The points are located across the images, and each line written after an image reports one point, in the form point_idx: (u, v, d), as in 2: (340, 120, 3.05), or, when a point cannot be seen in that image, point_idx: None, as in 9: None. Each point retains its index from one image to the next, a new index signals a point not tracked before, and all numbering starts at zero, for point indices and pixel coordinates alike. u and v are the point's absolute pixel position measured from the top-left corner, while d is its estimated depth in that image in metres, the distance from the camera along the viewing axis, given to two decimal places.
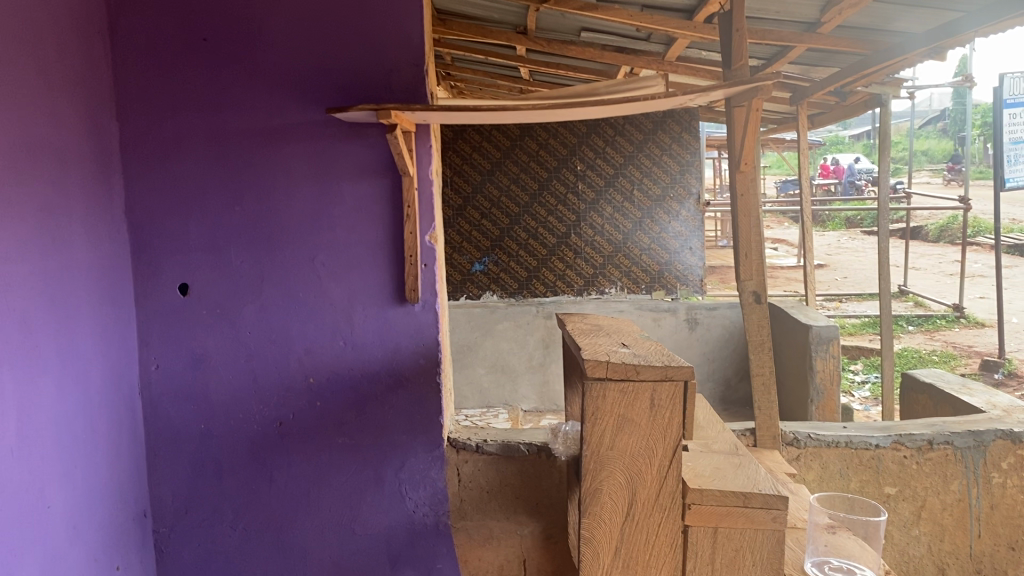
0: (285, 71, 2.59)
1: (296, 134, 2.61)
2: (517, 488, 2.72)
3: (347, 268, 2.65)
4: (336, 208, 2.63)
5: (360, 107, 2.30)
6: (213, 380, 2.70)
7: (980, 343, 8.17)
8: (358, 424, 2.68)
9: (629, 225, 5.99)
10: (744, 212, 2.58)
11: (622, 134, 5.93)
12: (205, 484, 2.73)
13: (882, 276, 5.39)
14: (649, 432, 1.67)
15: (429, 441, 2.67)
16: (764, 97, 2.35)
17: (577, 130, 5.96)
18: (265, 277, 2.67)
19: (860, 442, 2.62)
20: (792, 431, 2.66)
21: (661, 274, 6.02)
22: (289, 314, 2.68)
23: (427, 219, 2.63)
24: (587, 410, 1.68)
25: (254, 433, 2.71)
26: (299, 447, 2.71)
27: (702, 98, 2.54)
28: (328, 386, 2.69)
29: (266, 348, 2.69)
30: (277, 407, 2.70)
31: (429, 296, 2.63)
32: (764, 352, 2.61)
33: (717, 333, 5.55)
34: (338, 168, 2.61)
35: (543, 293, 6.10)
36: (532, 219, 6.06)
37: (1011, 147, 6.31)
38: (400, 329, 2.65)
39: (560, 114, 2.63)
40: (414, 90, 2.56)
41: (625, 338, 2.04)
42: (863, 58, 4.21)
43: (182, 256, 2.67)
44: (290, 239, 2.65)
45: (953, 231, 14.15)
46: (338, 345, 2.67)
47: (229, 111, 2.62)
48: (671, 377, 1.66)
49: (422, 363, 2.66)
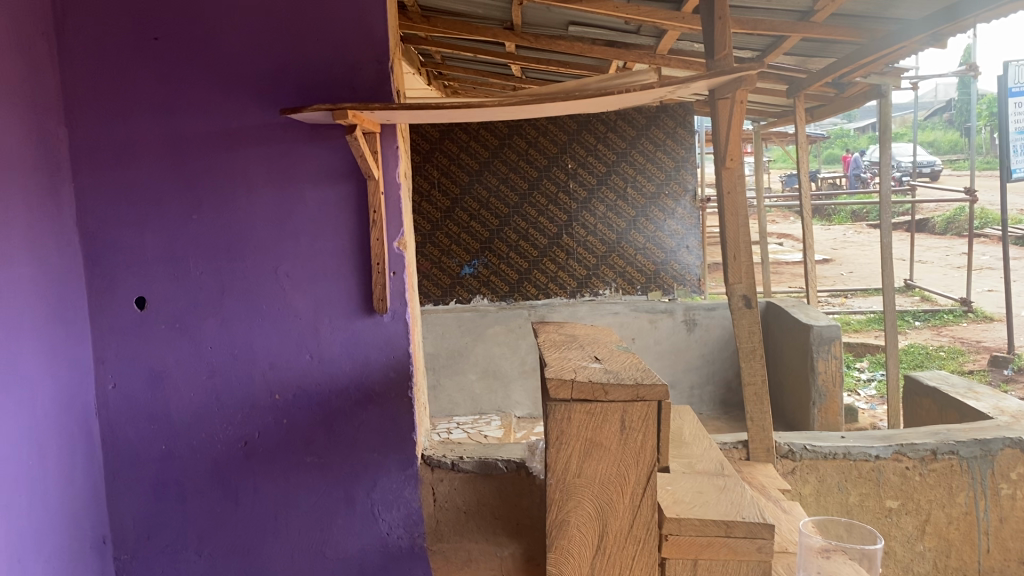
0: (242, 72, 2.44)
1: (255, 137, 2.47)
2: (496, 508, 2.55)
3: (312, 279, 2.50)
4: (299, 214, 2.48)
5: (315, 107, 2.14)
6: (174, 398, 2.57)
7: (989, 337, 7.97)
8: (327, 442, 2.54)
9: (623, 224, 5.81)
10: (731, 211, 2.43)
11: (614, 131, 5.73)
12: (168, 507, 2.59)
13: (885, 272, 5.22)
14: (619, 457, 1.52)
15: (403, 459, 2.53)
16: (749, 88, 2.19)
17: (567, 128, 5.76)
18: (226, 288, 2.52)
19: (859, 453, 2.46)
20: (787, 442, 2.50)
21: (656, 273, 5.83)
22: (252, 327, 2.53)
23: (395, 223, 2.47)
24: (550, 434, 1.52)
25: (217, 453, 2.57)
26: (265, 467, 2.56)
27: (685, 90, 2.39)
28: (295, 403, 2.54)
29: (229, 363, 2.54)
30: (240, 425, 2.56)
31: (399, 306, 2.49)
32: (756, 359, 2.47)
33: (716, 334, 5.36)
34: (300, 173, 2.47)
35: (535, 296, 5.95)
36: (522, 220, 5.89)
37: (1017, 137, 6.13)
38: (370, 341, 2.50)
39: (534, 110, 2.47)
40: (379, 88, 2.41)
41: (599, 350, 1.90)
42: (860, 47, 4.05)
43: (139, 268, 2.53)
44: (251, 247, 2.51)
45: (960, 222, 13.94)
46: (304, 360, 2.53)
47: (184, 115, 2.47)
48: (642, 397, 1.51)
49: (392, 377, 2.51)
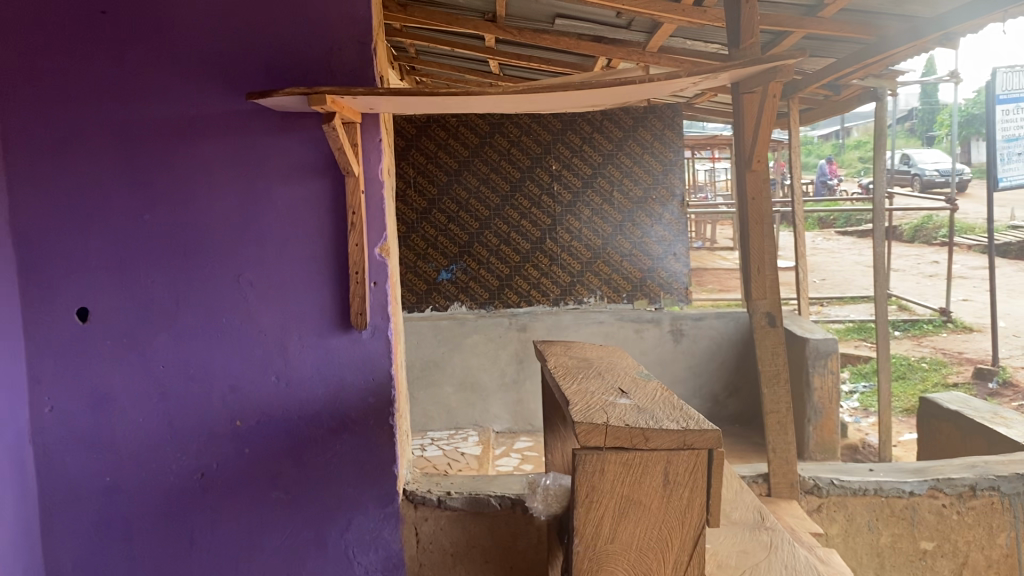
0: (202, 52, 2.13)
1: (216, 128, 2.16)
2: (487, 552, 2.27)
3: (280, 289, 2.20)
4: (265, 216, 2.18)
5: (287, 91, 1.83)
6: (120, 425, 2.24)
7: (970, 348, 7.83)
8: (296, 476, 2.24)
9: (610, 228, 4.94)
10: (755, 218, 2.16)
11: (609, 119, 4.87)
12: (112, 548, 2.27)
13: (877, 284, 5.00)
14: (660, 518, 1.26)
15: (381, 495, 2.24)
16: (784, 80, 1.93)
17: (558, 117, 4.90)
18: (181, 299, 2.21)
19: (891, 490, 2.22)
20: (813, 477, 2.26)
21: (643, 281, 4.99)
22: (210, 344, 2.22)
23: (376, 227, 2.19)
24: (578, 491, 1.25)
25: (170, 486, 2.25)
26: (225, 503, 2.25)
27: (704, 83, 2.13)
28: (259, 431, 2.23)
29: (183, 385, 2.23)
30: (196, 455, 2.24)
31: (380, 321, 2.20)
32: (779, 385, 2.20)
33: (704, 345, 4.80)
34: (268, 169, 2.16)
35: (517, 304, 5.03)
36: (504, 223, 4.98)
37: (1004, 145, 5.90)
38: (345, 361, 2.21)
39: (534, 102, 2.19)
40: (360, 74, 2.11)
41: (621, 379, 1.64)
42: (865, 46, 3.80)
43: (81, 275, 2.20)
44: (210, 254, 2.19)
45: (929, 231, 13.94)
46: (270, 381, 2.22)
47: (135, 101, 2.15)
48: (691, 445, 1.23)
49: (371, 403, 2.22)
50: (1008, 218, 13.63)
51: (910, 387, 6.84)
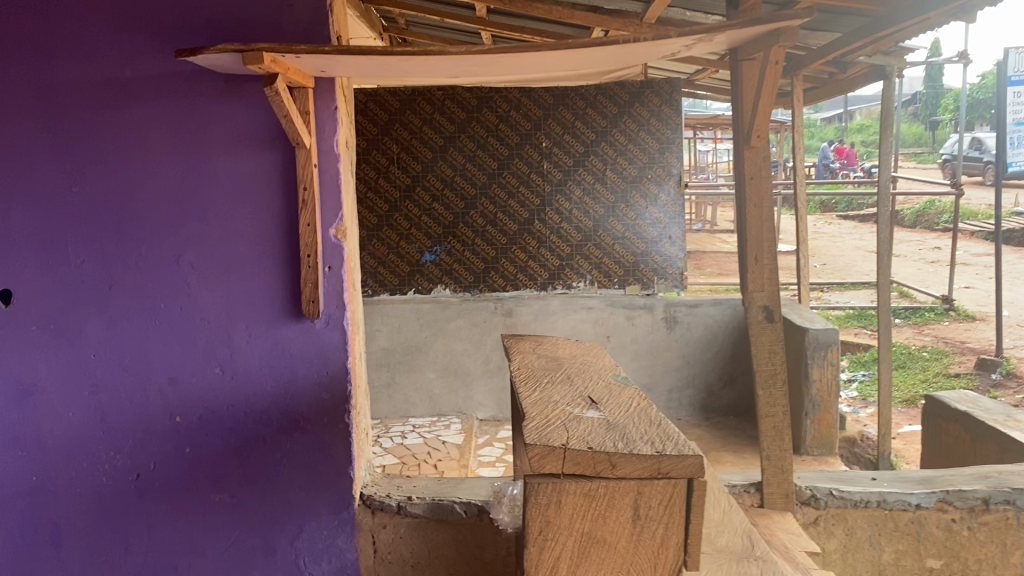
0: (135, 4, 1.90)
1: (153, 91, 1.93)
2: (452, 562, 2.07)
3: (224, 271, 1.98)
4: (206, 191, 1.96)
5: (219, 48, 1.61)
6: (47, 419, 2.03)
7: (972, 337, 7.63)
8: (241, 478, 2.04)
9: (602, 209, 4.57)
10: (753, 200, 1.93)
11: (604, 92, 4.48)
12: (39, 554, 2.07)
13: (881, 271, 4.78)
14: (627, 561, 1.06)
15: (335, 500, 2.04)
16: (788, 44, 1.71)
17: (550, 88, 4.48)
18: (114, 282, 1.99)
19: (896, 502, 2.02)
20: (810, 487, 2.05)
21: (636, 266, 4.63)
22: (146, 331, 2.01)
23: (331, 206, 1.97)
24: (530, 526, 1.05)
25: (103, 487, 2.05)
26: (163, 506, 2.05)
27: (698, 48, 1.90)
28: (201, 428, 2.03)
29: (117, 376, 2.02)
30: (131, 453, 2.03)
31: (335, 310, 1.98)
32: (776, 385, 1.99)
33: (698, 333, 4.59)
34: (209, 138, 1.94)
35: (503, 288, 4.66)
36: (491, 203, 4.58)
37: (1014, 128, 5.66)
38: (296, 353, 2.00)
39: (508, 68, 1.96)
40: (313, 33, 1.89)
41: (594, 386, 1.43)
42: (872, 21, 3.56)
43: (5, 253, 1.99)
44: (146, 232, 1.98)
45: (930, 216, 13.70)
46: (213, 374, 2.01)
47: (61, 60, 1.93)
48: (665, 474, 1.03)
49: (325, 399, 2.01)
50: (1012, 203, 13.42)
51: (910, 377, 6.65)
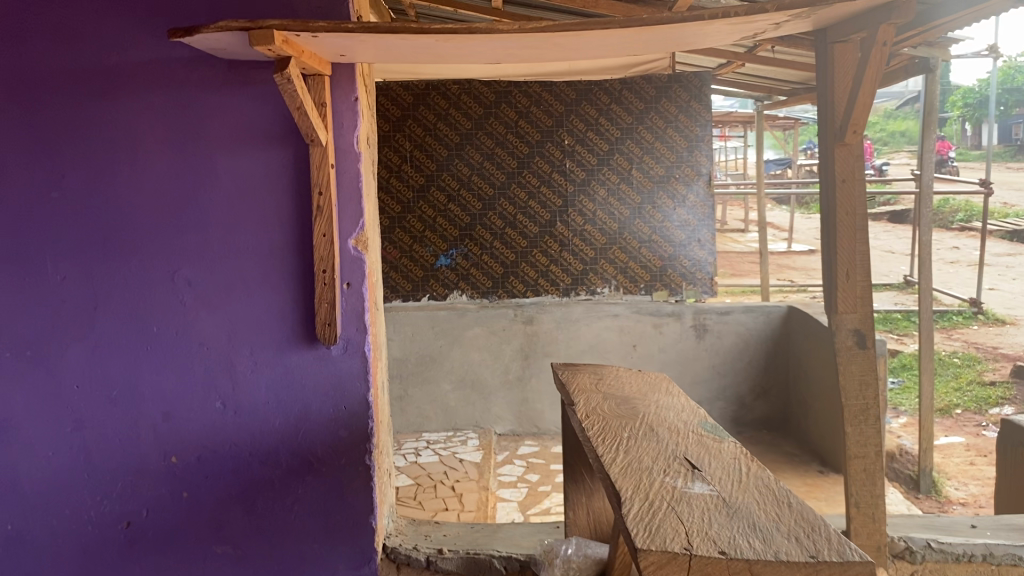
0: None
1: (144, 81, 1.65)
2: None
3: (227, 289, 1.71)
4: (206, 196, 1.68)
5: (220, 25, 1.34)
6: (22, 459, 1.76)
7: (1003, 343, 7.34)
8: (246, 526, 1.77)
9: (628, 211, 4.26)
10: (845, 208, 1.66)
11: (630, 87, 4.18)
12: None
13: (923, 277, 4.49)
14: None
15: (355, 553, 1.76)
16: (901, 23, 1.42)
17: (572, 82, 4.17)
18: (99, 302, 1.72)
19: (1004, 556, 1.74)
20: (904, 539, 1.77)
21: (663, 271, 4.32)
22: (137, 359, 1.73)
23: (351, 213, 1.69)
24: None
25: (88, 536, 1.77)
26: (156, 560, 1.77)
27: (782, 29, 1.62)
28: (199, 470, 1.75)
29: (103, 410, 1.74)
30: (120, 498, 1.76)
31: (355, 334, 1.71)
32: (868, 423, 1.70)
33: (729, 342, 4.31)
34: (209, 135, 1.66)
35: (523, 294, 4.37)
36: (510, 204, 4.28)
37: None
38: (310, 383, 1.72)
39: (556, 52, 1.68)
40: (331, 13, 1.61)
41: (681, 440, 1.15)
42: None
43: None
44: (136, 244, 1.70)
45: (946, 215, 13.37)
46: (214, 408, 1.74)
47: (37, 45, 1.65)
48: None
49: (342, 437, 1.74)
50: None
51: (943, 385, 6.35)
